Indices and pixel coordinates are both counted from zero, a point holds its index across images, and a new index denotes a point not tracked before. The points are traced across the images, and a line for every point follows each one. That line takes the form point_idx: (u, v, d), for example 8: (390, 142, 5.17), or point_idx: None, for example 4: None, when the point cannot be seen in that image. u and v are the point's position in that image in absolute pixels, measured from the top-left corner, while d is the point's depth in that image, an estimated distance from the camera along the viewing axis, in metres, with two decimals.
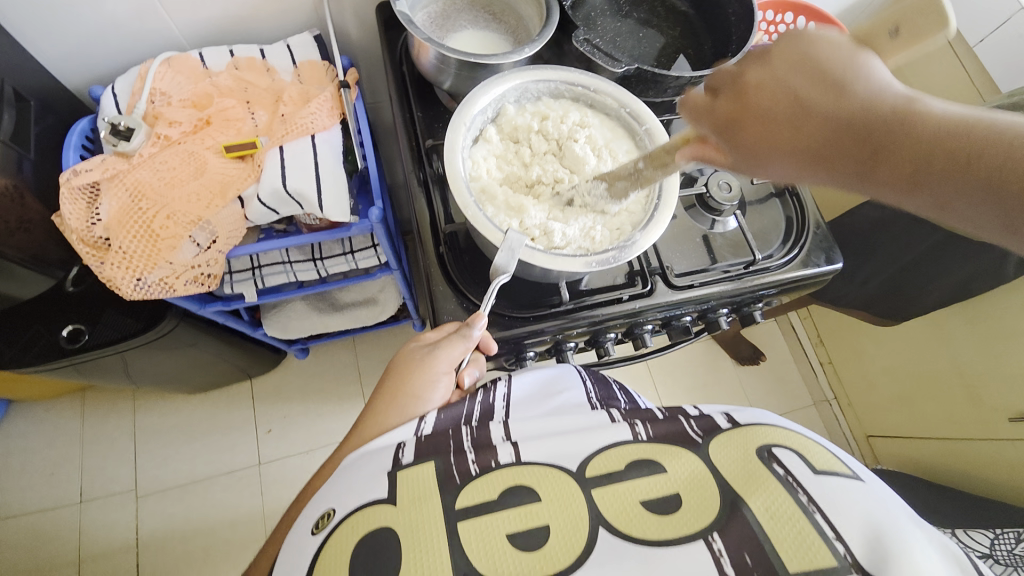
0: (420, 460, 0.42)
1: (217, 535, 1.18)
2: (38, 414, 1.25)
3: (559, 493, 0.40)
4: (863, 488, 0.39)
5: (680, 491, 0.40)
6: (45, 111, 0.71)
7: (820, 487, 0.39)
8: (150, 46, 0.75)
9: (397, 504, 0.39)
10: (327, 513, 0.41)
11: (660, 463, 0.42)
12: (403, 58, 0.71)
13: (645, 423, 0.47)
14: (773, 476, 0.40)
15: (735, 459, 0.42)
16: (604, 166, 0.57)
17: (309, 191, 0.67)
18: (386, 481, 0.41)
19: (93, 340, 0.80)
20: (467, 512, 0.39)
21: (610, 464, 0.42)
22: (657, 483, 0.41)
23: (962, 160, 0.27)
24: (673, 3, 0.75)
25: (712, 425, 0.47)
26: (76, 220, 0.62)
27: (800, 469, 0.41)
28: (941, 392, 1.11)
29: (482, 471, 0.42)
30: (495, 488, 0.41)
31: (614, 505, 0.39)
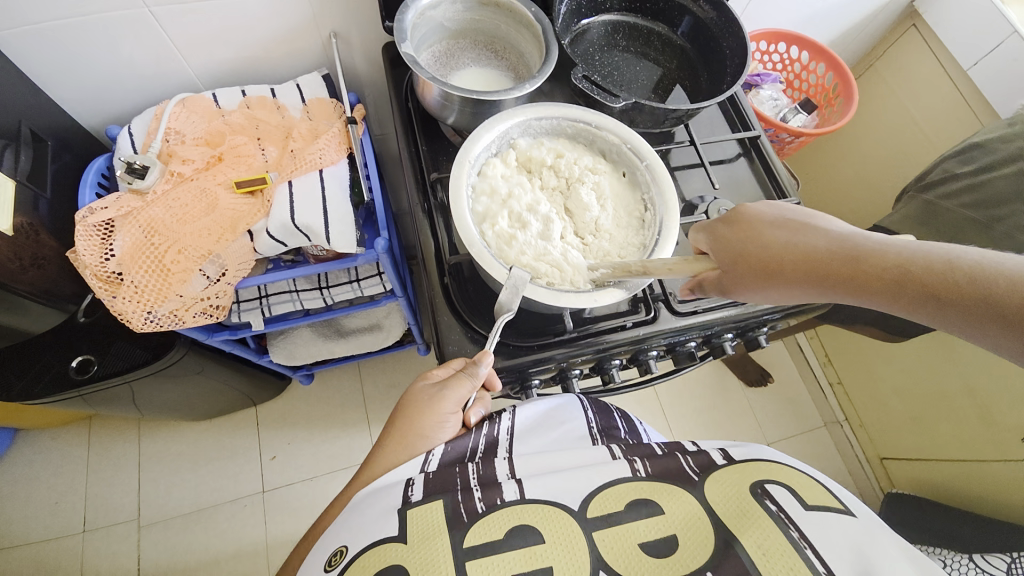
0: (429, 499, 0.42)
1: (221, 565, 1.16)
2: (45, 442, 1.25)
3: (560, 531, 0.40)
4: (855, 523, 0.40)
5: (677, 530, 0.40)
6: (62, 150, 0.74)
7: (812, 523, 0.39)
8: (166, 86, 0.78)
9: (407, 541, 0.39)
10: (340, 550, 0.41)
11: (657, 502, 0.42)
12: (409, 94, 0.73)
13: (642, 459, 0.47)
14: (766, 512, 0.40)
15: (729, 496, 0.42)
16: (604, 220, 0.58)
17: (318, 225, 0.68)
18: (395, 519, 0.41)
19: (102, 371, 0.81)
20: (473, 552, 0.39)
21: (608, 505, 0.42)
22: (656, 524, 0.41)
23: (952, 290, 0.36)
24: (669, 36, 0.77)
25: (708, 462, 0.46)
26: (90, 256, 0.63)
27: (792, 505, 0.41)
28: (952, 413, 1.09)
29: (489, 509, 0.41)
30: (501, 528, 0.40)
31: (613, 546, 0.39)
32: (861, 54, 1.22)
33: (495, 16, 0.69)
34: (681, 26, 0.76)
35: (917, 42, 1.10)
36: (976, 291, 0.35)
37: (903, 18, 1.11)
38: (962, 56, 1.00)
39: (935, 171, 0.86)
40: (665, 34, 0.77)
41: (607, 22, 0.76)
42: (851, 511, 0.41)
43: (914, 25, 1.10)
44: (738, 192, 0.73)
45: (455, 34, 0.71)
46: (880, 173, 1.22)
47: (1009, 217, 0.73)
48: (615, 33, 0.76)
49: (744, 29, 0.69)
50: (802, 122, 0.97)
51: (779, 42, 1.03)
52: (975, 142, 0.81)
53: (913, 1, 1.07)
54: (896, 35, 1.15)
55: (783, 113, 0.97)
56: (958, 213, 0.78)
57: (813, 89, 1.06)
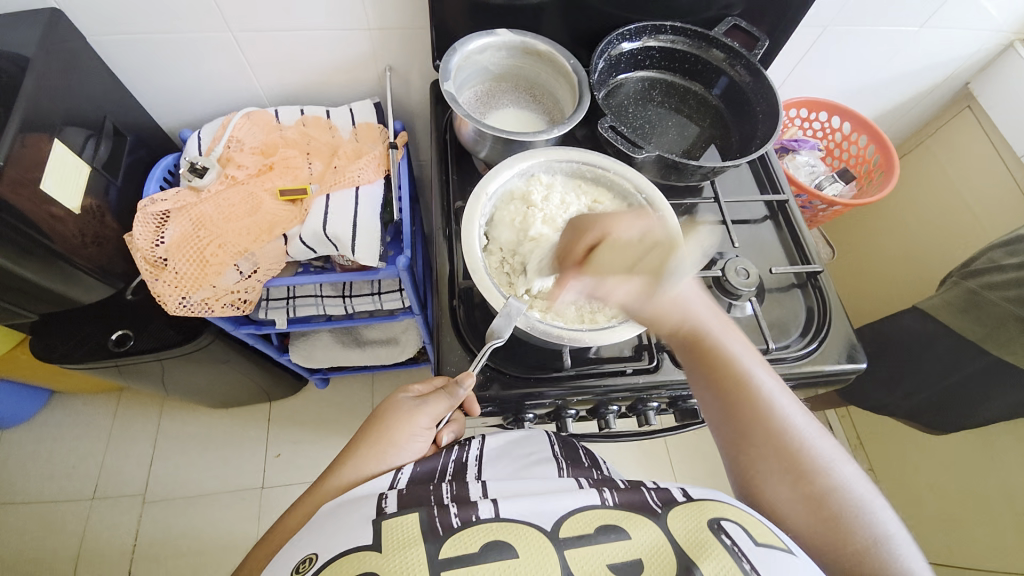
0: (403, 511, 0.42)
1: (209, 556, 1.18)
2: (77, 406, 1.34)
3: (535, 550, 0.39)
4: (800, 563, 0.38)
5: (642, 556, 0.39)
6: (138, 145, 0.83)
7: (767, 558, 0.38)
8: (236, 100, 0.87)
9: (381, 550, 0.38)
10: (310, 558, 0.40)
11: (625, 528, 0.41)
12: (447, 127, 0.78)
13: (610, 489, 0.45)
14: (721, 546, 0.39)
15: (690, 528, 0.41)
16: None
17: (345, 236, 0.73)
18: (370, 528, 0.40)
19: (137, 345, 0.87)
20: (450, 564, 0.38)
21: (580, 528, 0.41)
22: (622, 548, 0.40)
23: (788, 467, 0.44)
24: (704, 96, 0.80)
25: (668, 496, 0.45)
26: (143, 240, 0.70)
27: (743, 539, 0.40)
28: (988, 520, 0.99)
29: (462, 525, 0.41)
30: (477, 541, 0.40)
31: (584, 565, 0.39)
32: (911, 130, 1.21)
33: (536, 64, 0.74)
34: (717, 87, 0.78)
35: (971, 124, 1.08)
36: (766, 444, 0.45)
37: (958, 99, 1.10)
38: (1017, 144, 0.97)
39: (981, 260, 0.84)
40: (701, 94, 0.79)
41: (644, 78, 0.79)
42: (793, 549, 0.39)
43: (969, 106, 1.08)
44: (759, 253, 0.73)
45: (498, 78, 0.76)
46: (925, 253, 1.16)
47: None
48: (651, 89, 0.79)
49: (777, 96, 0.71)
50: (838, 190, 0.96)
51: (820, 111, 1.02)
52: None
53: (968, 84, 1.06)
54: (949, 116, 1.13)
55: (819, 180, 0.97)
56: (1003, 307, 0.77)
57: (855, 160, 1.04)
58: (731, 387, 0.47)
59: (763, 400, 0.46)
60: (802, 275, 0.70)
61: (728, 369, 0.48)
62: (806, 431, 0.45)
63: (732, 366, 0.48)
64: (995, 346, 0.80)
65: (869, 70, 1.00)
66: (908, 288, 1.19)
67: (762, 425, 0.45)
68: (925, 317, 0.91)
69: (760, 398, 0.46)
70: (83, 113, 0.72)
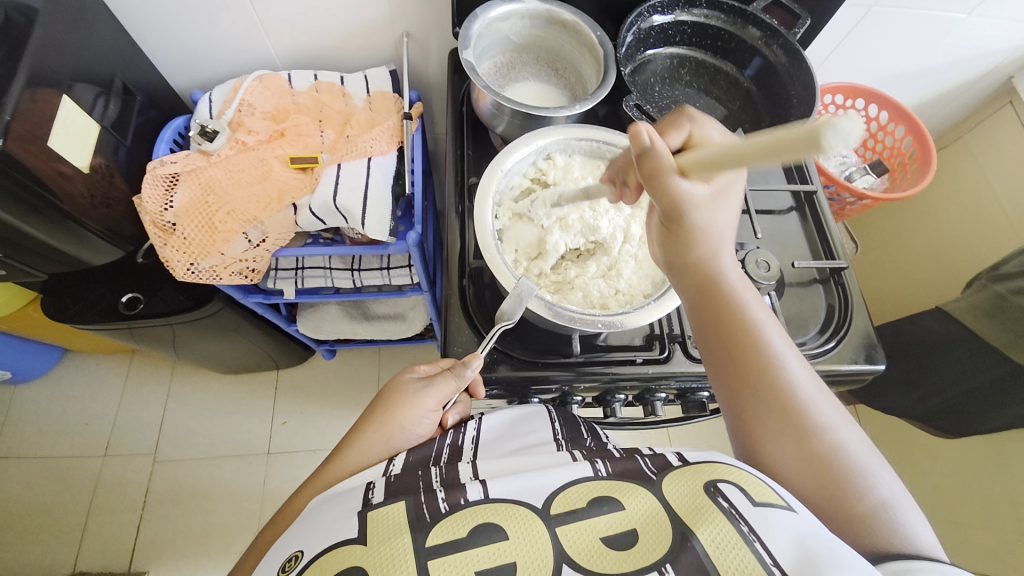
0: (390, 501, 0.41)
1: (216, 516, 1.22)
2: (89, 366, 1.36)
3: (524, 528, 0.38)
4: (800, 518, 0.37)
5: (637, 526, 0.38)
6: (148, 105, 0.81)
7: (763, 518, 0.36)
8: (248, 62, 0.85)
9: (367, 544, 0.37)
10: (295, 556, 0.39)
11: (619, 499, 0.39)
12: (464, 99, 0.76)
13: (604, 460, 0.44)
14: (717, 508, 0.38)
15: (684, 492, 0.40)
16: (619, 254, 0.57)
17: (355, 208, 0.72)
18: (355, 521, 0.39)
19: (148, 309, 0.88)
20: (437, 550, 0.37)
21: (572, 502, 0.40)
22: (615, 520, 0.38)
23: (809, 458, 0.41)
24: (735, 76, 0.75)
25: (665, 462, 0.44)
26: (151, 204, 0.69)
27: (741, 501, 0.38)
28: (991, 527, 0.97)
29: (451, 509, 0.39)
30: (465, 525, 0.38)
31: (576, 541, 0.37)
32: (949, 124, 1.15)
33: (561, 35, 0.70)
34: (750, 68, 0.74)
35: (1012, 120, 1.02)
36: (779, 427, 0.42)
37: (1002, 92, 1.04)
38: None
39: (1012, 263, 0.83)
40: (732, 74, 0.75)
41: (673, 56, 0.75)
42: (794, 506, 0.38)
43: (1011, 102, 1.03)
44: (782, 245, 0.70)
45: (519, 48, 0.73)
46: (953, 251, 1.12)
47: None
48: (679, 67, 0.75)
49: (815, 79, 0.67)
50: (868, 183, 0.92)
51: (856, 98, 0.97)
52: None
53: (1014, 76, 1.01)
54: (990, 110, 1.07)
55: (848, 172, 0.92)
56: None
57: (889, 152, 0.99)
58: (741, 346, 0.44)
59: (773, 363, 0.43)
60: (825, 270, 0.67)
61: (738, 325, 0.45)
62: (816, 399, 0.43)
63: (757, 341, 0.44)
64: (1018, 352, 0.77)
65: (912, 56, 0.94)
66: (929, 289, 1.15)
67: (772, 391, 0.42)
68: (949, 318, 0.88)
69: (772, 363, 0.43)
70: (91, 69, 0.70)
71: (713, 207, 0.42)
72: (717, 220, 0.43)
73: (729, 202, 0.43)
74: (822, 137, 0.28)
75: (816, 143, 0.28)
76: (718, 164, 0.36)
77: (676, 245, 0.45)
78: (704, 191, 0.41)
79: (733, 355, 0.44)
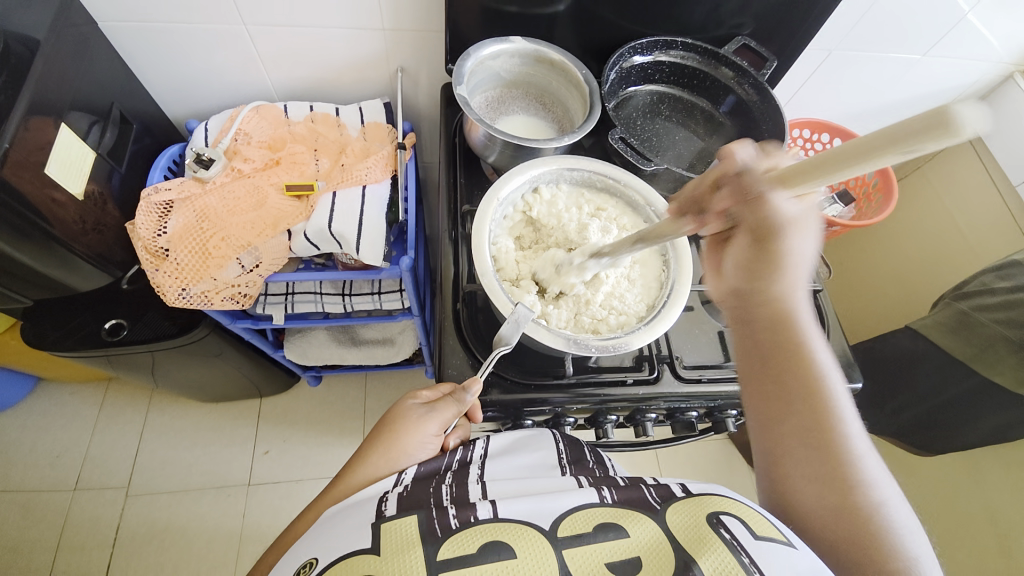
0: (403, 514, 0.41)
1: (192, 551, 1.16)
2: (62, 395, 1.32)
3: (533, 549, 0.39)
4: (800, 556, 0.38)
5: (641, 554, 0.39)
6: (143, 133, 0.83)
7: (764, 552, 0.38)
8: (245, 94, 0.87)
9: (380, 553, 0.38)
10: (310, 562, 0.40)
11: (624, 526, 0.40)
12: (456, 131, 0.79)
13: (610, 487, 0.45)
14: (719, 539, 0.39)
15: (688, 522, 0.41)
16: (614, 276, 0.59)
17: (350, 234, 0.73)
18: (369, 532, 0.40)
19: (131, 335, 0.87)
20: (447, 565, 0.38)
21: (579, 526, 0.40)
22: (620, 545, 0.39)
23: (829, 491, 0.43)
24: (711, 112, 0.80)
25: (669, 492, 0.45)
26: (145, 230, 0.70)
27: (743, 533, 0.39)
28: (971, 542, 1.00)
29: (461, 526, 0.40)
30: (475, 542, 0.39)
31: (583, 564, 0.38)
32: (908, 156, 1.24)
33: (548, 73, 0.74)
34: (724, 104, 0.79)
35: (968, 156, 1.11)
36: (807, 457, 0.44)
37: None
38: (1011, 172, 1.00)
39: (973, 283, 0.88)
40: (708, 110, 0.80)
41: (653, 92, 0.80)
42: (794, 542, 0.39)
43: (966, 135, 1.11)
44: None
45: (509, 84, 0.77)
46: (920, 273, 1.17)
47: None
48: (660, 103, 0.80)
49: (783, 116, 0.72)
50: (836, 212, 0.97)
51: (822, 133, 1.04)
52: (1017, 260, 0.83)
53: None
54: (946, 143, 1.16)
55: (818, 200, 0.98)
56: (993, 329, 0.80)
57: (854, 182, 1.05)
58: (785, 385, 0.45)
59: (817, 404, 0.44)
60: None
61: (803, 376, 0.45)
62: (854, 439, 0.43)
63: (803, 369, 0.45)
64: (983, 366, 0.82)
65: (870, 94, 1.02)
66: (898, 310, 1.21)
67: (806, 425, 0.44)
68: (917, 336, 0.92)
69: (815, 400, 0.44)
70: (90, 99, 0.72)
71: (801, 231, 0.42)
72: (802, 246, 0.43)
73: (812, 231, 0.43)
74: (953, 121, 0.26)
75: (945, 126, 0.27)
76: (815, 170, 0.35)
77: (760, 270, 0.45)
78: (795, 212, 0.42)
79: (773, 390, 0.46)
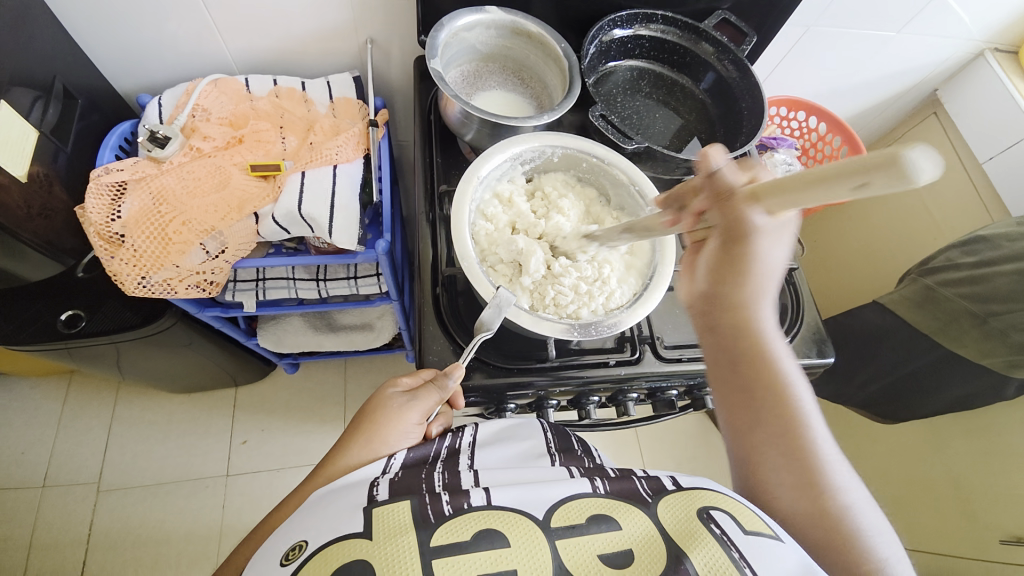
0: (395, 498, 0.40)
1: (171, 544, 1.14)
2: (22, 390, 1.25)
3: (526, 539, 0.38)
4: (788, 549, 0.38)
5: (633, 546, 0.39)
6: (90, 109, 0.76)
7: (753, 546, 0.38)
8: (203, 66, 0.81)
9: (372, 538, 0.37)
10: (300, 544, 0.38)
11: (616, 518, 0.40)
12: (432, 107, 0.75)
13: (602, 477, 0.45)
14: (709, 534, 0.39)
15: (679, 518, 0.41)
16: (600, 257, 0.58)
17: (322, 217, 0.70)
18: (360, 516, 0.39)
19: (90, 328, 0.82)
20: (441, 551, 0.37)
21: (572, 517, 0.40)
22: (613, 537, 0.39)
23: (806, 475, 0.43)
24: (691, 89, 0.79)
25: (660, 486, 0.45)
26: (96, 215, 0.65)
27: (733, 528, 0.40)
28: (932, 504, 1.06)
29: (456, 512, 0.39)
30: (469, 530, 0.38)
31: (576, 556, 0.38)
32: (879, 135, 1.26)
33: (526, 46, 0.71)
34: (704, 81, 0.78)
35: (937, 131, 1.13)
36: (788, 434, 0.44)
37: (927, 104, 1.16)
38: (978, 150, 1.03)
39: (939, 258, 0.90)
40: (688, 87, 0.79)
41: (633, 68, 0.78)
42: (781, 536, 0.39)
43: (935, 113, 1.14)
44: None
45: (485, 57, 0.73)
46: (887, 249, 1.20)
47: (1006, 314, 0.78)
48: (640, 79, 0.78)
49: (764, 92, 0.71)
50: None
51: (800, 110, 1.05)
52: (981, 236, 0.85)
53: (936, 90, 1.11)
54: (916, 121, 1.18)
55: None
56: (958, 302, 0.83)
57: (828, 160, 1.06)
58: (758, 373, 0.46)
59: (784, 391, 0.45)
60: None
61: (760, 364, 0.46)
62: (818, 425, 0.45)
63: (767, 366, 0.45)
64: (948, 339, 0.85)
65: (848, 71, 1.03)
66: (867, 287, 1.25)
67: (775, 411, 0.44)
68: (885, 311, 0.95)
69: (779, 383, 0.45)
70: (28, 72, 0.66)
71: (771, 241, 0.42)
72: (769, 255, 0.43)
73: (785, 240, 0.43)
74: (904, 166, 0.28)
75: (897, 168, 0.28)
76: (785, 189, 0.35)
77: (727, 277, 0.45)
78: (763, 223, 0.41)
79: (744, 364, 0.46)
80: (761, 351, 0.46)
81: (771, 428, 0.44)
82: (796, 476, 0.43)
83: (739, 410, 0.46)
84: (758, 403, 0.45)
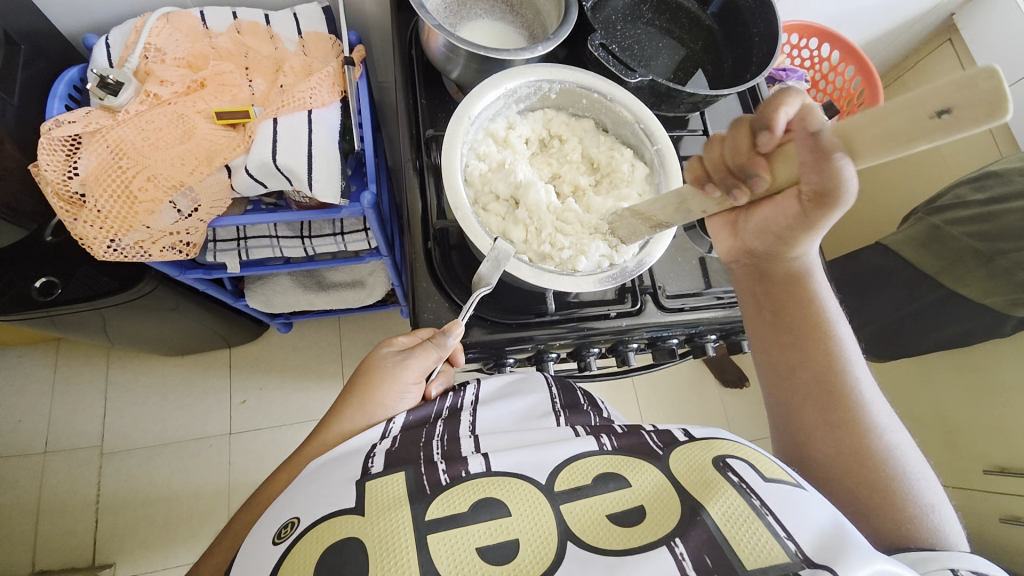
0: (389, 471, 0.39)
1: (180, 501, 1.17)
2: (10, 359, 1.22)
3: (526, 505, 0.38)
4: (811, 496, 0.38)
5: (644, 502, 0.38)
6: (35, 56, 0.69)
7: (773, 492, 0.38)
8: (154, 0, 0.72)
9: (365, 514, 0.36)
10: (291, 522, 0.37)
11: (625, 475, 0.40)
12: (412, 41, 0.68)
13: (609, 434, 0.45)
14: (727, 482, 0.39)
15: (692, 467, 0.41)
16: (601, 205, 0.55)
17: (298, 168, 0.65)
18: (353, 490, 0.38)
19: (66, 295, 0.77)
20: (436, 525, 0.36)
21: (576, 479, 0.40)
22: (622, 495, 0.39)
23: (857, 449, 0.44)
24: (697, 14, 0.72)
25: (671, 438, 0.44)
26: (51, 172, 0.60)
27: (751, 476, 0.39)
28: (918, 436, 1.10)
29: (452, 482, 0.39)
30: (467, 500, 0.38)
31: (581, 518, 0.37)
32: (889, 65, 1.19)
33: None
34: (712, 4, 0.71)
35: (951, 58, 1.06)
36: (842, 409, 0.45)
37: (942, 30, 1.08)
38: None
39: (943, 196, 0.86)
40: (694, 12, 0.72)
41: None
42: (803, 484, 0.39)
43: (949, 39, 1.06)
44: None
45: None
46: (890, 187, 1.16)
47: (1013, 253, 0.76)
48: (641, 4, 0.70)
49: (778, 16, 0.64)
50: None
51: (812, 38, 0.97)
52: (993, 171, 0.82)
53: (953, 14, 1.04)
54: (930, 48, 1.11)
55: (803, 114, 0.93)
56: (965, 242, 0.81)
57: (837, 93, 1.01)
58: (806, 332, 0.48)
59: (826, 342, 0.47)
60: None
61: (809, 323, 0.48)
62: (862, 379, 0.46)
63: (818, 329, 0.47)
64: (950, 279, 0.84)
65: None
66: (867, 229, 1.23)
67: (817, 364, 0.46)
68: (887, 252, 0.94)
69: (827, 347, 0.47)
70: None
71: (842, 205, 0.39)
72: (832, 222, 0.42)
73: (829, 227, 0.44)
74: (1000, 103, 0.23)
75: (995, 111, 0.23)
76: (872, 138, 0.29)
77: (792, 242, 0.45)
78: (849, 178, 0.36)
79: (782, 310, 0.49)
80: (814, 317, 0.48)
81: (821, 400, 0.46)
82: (848, 449, 0.44)
83: (784, 378, 0.48)
84: (807, 375, 0.47)
